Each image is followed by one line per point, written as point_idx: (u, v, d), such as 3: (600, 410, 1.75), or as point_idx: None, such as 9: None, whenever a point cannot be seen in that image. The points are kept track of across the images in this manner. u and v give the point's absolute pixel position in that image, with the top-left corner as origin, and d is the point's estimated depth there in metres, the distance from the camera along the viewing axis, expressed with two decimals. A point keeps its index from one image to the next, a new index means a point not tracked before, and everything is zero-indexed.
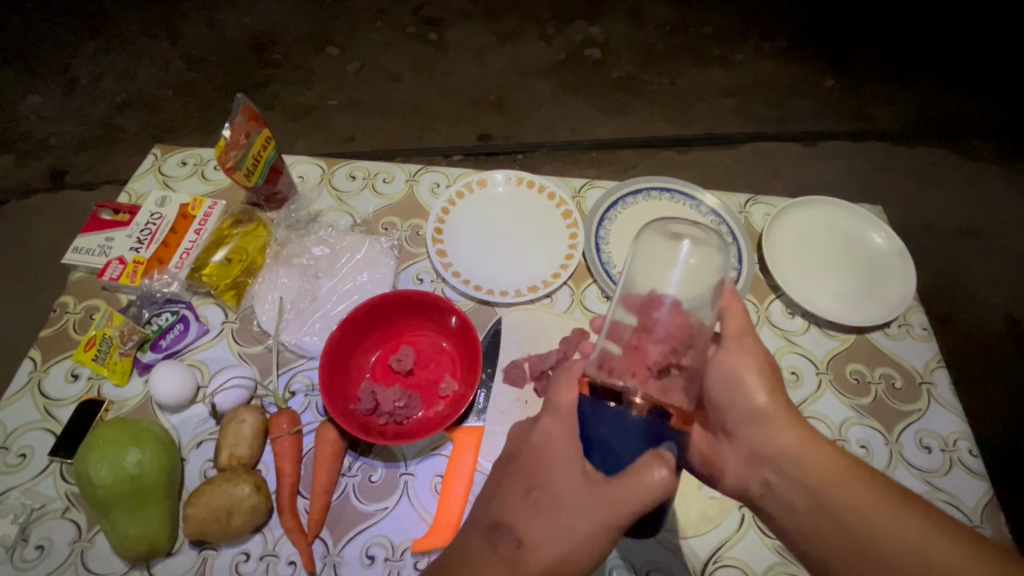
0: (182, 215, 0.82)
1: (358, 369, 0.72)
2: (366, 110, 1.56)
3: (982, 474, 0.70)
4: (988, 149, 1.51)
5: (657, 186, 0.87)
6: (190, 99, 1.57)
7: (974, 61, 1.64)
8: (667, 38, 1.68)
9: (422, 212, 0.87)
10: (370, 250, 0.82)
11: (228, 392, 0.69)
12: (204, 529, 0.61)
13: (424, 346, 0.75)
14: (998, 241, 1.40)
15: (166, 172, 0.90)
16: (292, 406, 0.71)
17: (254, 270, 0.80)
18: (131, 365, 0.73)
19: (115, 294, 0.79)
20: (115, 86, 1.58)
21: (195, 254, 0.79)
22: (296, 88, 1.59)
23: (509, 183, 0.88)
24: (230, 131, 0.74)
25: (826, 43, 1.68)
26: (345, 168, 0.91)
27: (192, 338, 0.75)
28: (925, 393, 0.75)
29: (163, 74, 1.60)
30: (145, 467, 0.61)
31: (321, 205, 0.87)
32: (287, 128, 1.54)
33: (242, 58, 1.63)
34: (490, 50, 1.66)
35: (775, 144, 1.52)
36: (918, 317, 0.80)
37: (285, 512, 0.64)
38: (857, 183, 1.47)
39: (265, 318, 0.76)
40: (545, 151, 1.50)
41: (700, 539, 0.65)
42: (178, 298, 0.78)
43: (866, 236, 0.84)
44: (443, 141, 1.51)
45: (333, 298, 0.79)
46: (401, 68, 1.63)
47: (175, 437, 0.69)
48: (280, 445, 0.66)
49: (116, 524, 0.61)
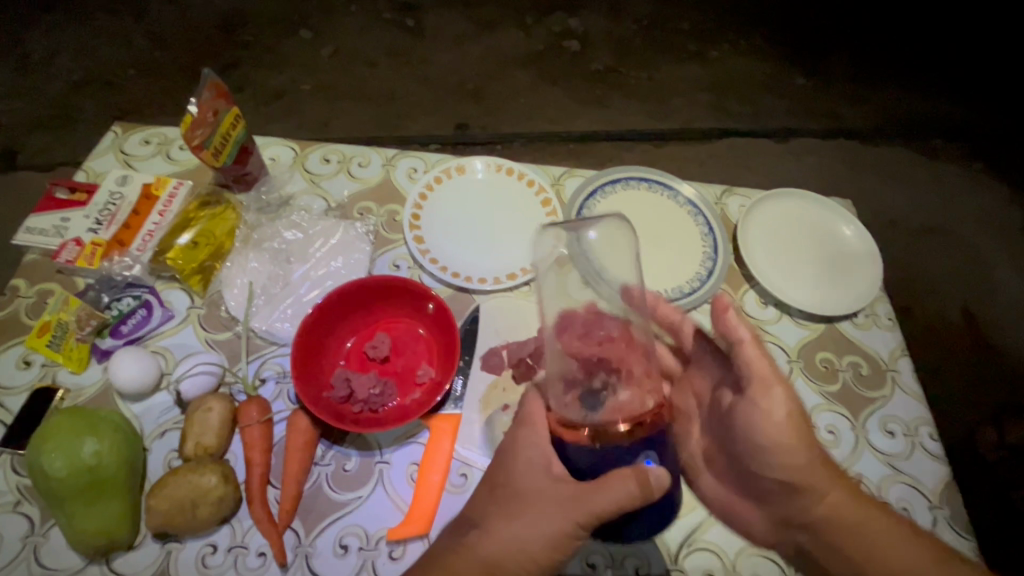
0: (144, 196, 0.78)
1: (332, 356, 0.71)
2: (341, 96, 1.52)
3: (941, 457, 0.73)
4: (950, 149, 1.57)
5: (636, 175, 0.88)
6: (154, 78, 1.50)
7: (940, 64, 1.69)
8: (646, 32, 1.69)
9: (399, 197, 0.85)
10: (345, 235, 0.80)
11: (194, 378, 0.66)
12: (169, 521, 0.59)
13: (401, 333, 0.73)
14: (957, 238, 1.46)
15: (128, 152, 0.86)
16: (262, 394, 0.69)
17: (222, 254, 0.77)
18: (89, 352, 0.69)
19: (71, 278, 0.75)
20: (72, 63, 1.50)
21: (159, 236, 0.76)
22: (267, 71, 1.54)
23: (488, 170, 0.87)
24: (197, 106, 0.70)
25: (800, 43, 1.71)
26: (318, 151, 0.88)
27: (156, 324, 0.72)
28: (890, 379, 0.77)
29: (125, 51, 1.52)
30: (104, 458, 0.58)
31: (293, 188, 0.84)
32: (258, 112, 1.48)
33: (210, 38, 1.57)
34: (468, 38, 1.63)
35: (749, 140, 1.55)
36: (884, 307, 0.83)
37: (255, 502, 0.62)
38: (827, 180, 1.50)
39: (234, 303, 0.74)
40: (524, 142, 1.48)
41: (675, 523, 0.65)
42: (140, 282, 0.75)
43: (837, 229, 0.87)
44: (421, 129, 1.49)
45: (306, 283, 0.76)
46: (378, 53, 1.59)
47: (137, 426, 0.66)
48: (250, 434, 0.64)
49: (72, 517, 0.58)
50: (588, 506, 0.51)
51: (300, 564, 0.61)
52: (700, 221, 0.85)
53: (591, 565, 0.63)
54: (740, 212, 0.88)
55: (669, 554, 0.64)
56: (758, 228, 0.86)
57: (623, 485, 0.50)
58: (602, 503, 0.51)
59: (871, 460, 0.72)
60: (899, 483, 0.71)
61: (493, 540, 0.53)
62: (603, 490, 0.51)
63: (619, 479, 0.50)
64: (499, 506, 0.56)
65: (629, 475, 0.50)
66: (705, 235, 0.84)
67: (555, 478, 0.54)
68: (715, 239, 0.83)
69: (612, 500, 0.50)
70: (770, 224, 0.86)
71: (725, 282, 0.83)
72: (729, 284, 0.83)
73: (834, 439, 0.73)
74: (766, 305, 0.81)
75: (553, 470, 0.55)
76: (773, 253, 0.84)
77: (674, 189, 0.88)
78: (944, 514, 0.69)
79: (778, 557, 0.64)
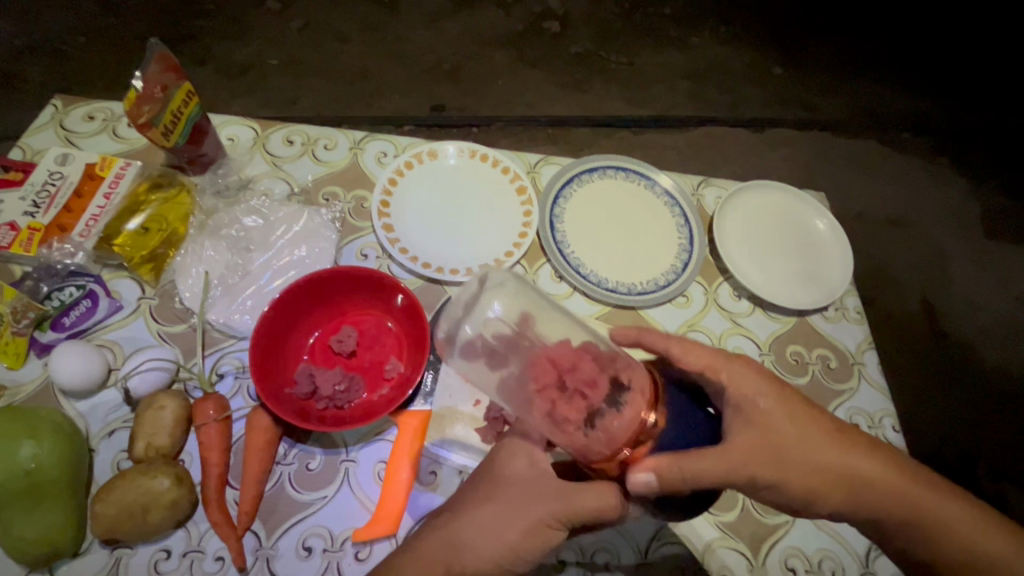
0: (88, 176, 0.73)
1: (295, 350, 0.67)
2: (310, 73, 1.45)
3: (903, 448, 0.74)
4: (916, 142, 1.60)
5: (613, 164, 0.86)
6: (106, 48, 1.39)
7: (909, 58, 1.72)
8: (625, 16, 1.66)
9: (367, 182, 0.81)
10: (310, 222, 0.76)
11: (145, 375, 0.62)
12: (116, 527, 0.55)
13: (369, 326, 0.71)
14: (921, 230, 1.49)
15: (70, 128, 0.79)
16: (219, 390, 0.65)
17: (175, 241, 0.72)
18: (27, 346, 0.64)
19: (7, 265, 0.69)
20: (13, 28, 1.38)
21: (105, 220, 0.70)
22: (230, 43, 1.45)
23: (461, 156, 0.84)
24: (143, 81, 0.65)
25: (777, 32, 1.71)
26: (282, 131, 0.83)
27: (102, 315, 0.67)
28: (857, 372, 0.79)
29: (72, 17, 1.41)
30: (44, 461, 0.55)
31: (254, 171, 0.80)
32: (219, 88, 1.40)
33: (167, 6, 1.47)
34: (444, 15, 1.57)
35: (726, 129, 1.54)
36: (853, 301, 0.84)
37: (212, 505, 0.59)
38: (800, 170, 1.52)
39: (188, 294, 0.69)
40: (500, 126, 1.44)
41: (645, 520, 0.64)
42: (84, 271, 0.69)
43: (810, 222, 0.87)
44: (394, 111, 1.43)
45: (267, 273, 0.72)
46: (348, 28, 1.52)
47: (82, 426, 0.62)
48: (206, 434, 0.61)
49: (8, 524, 0.54)
50: (574, 507, 0.50)
51: (260, 568, 0.58)
52: (676, 213, 0.84)
53: (562, 562, 0.62)
54: (715, 204, 0.87)
55: (639, 550, 0.63)
56: (734, 220, 0.85)
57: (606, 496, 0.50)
58: (587, 507, 0.50)
59: None
60: None
61: (473, 532, 0.51)
62: (587, 494, 0.50)
63: (599, 491, 0.50)
64: (472, 493, 0.54)
65: (612, 489, 0.50)
66: (679, 227, 0.83)
67: (536, 471, 0.53)
68: (691, 232, 0.83)
69: (598, 508, 0.50)
70: (745, 217, 0.86)
71: (700, 274, 0.82)
72: (704, 277, 0.82)
73: None
74: (740, 298, 0.81)
75: (535, 464, 0.54)
76: (748, 247, 0.84)
77: (651, 179, 0.86)
78: None
79: (745, 548, 0.65)
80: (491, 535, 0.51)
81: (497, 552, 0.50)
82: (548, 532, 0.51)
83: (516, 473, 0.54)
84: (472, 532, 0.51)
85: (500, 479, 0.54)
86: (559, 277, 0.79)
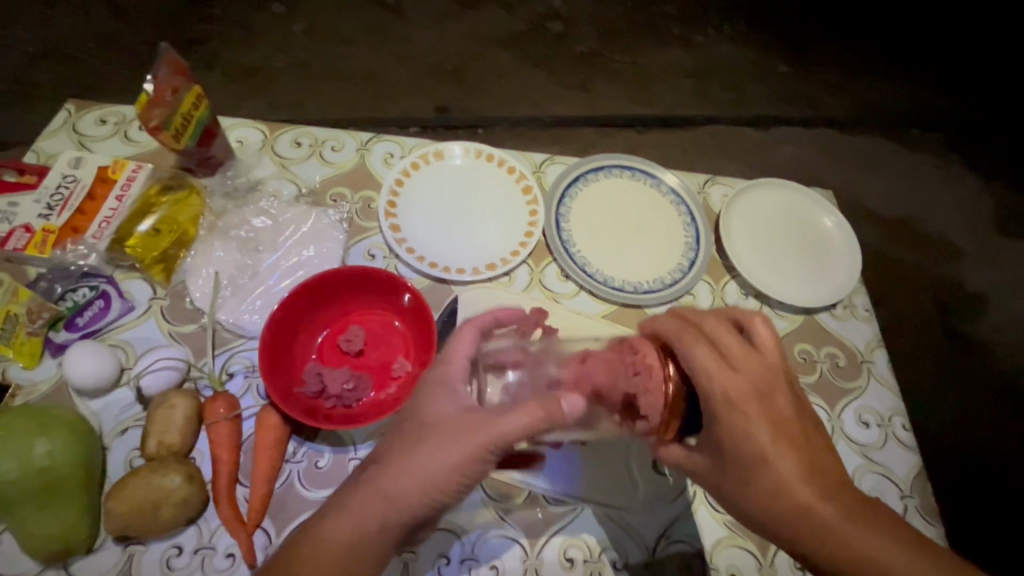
0: (100, 179, 0.74)
1: (303, 350, 0.68)
2: (317, 75, 1.46)
3: (913, 447, 0.74)
4: (925, 139, 1.58)
5: (618, 163, 0.86)
6: (117, 53, 1.41)
7: (918, 54, 1.70)
8: (630, 15, 1.66)
9: (374, 183, 0.82)
10: (318, 223, 0.77)
11: (156, 374, 0.63)
12: (128, 524, 0.56)
13: (376, 325, 0.71)
14: (930, 227, 1.48)
15: (83, 131, 0.81)
16: (230, 388, 0.66)
17: (185, 242, 0.73)
18: (41, 346, 0.66)
19: (21, 266, 0.70)
20: (27, 35, 1.40)
21: (117, 222, 0.71)
22: (239, 46, 1.47)
23: (467, 156, 0.84)
24: (153, 83, 0.66)
25: (784, 30, 1.70)
26: (289, 133, 0.84)
27: (115, 315, 0.68)
28: (866, 371, 0.78)
29: (85, 23, 1.43)
30: (59, 459, 0.56)
31: (262, 172, 0.81)
32: (228, 91, 1.42)
33: (176, 11, 1.49)
34: (450, 17, 1.58)
35: (732, 127, 1.53)
36: (861, 299, 0.84)
37: (223, 502, 0.59)
38: (808, 168, 1.51)
39: (199, 295, 0.70)
40: (505, 127, 1.44)
41: (652, 518, 0.64)
42: (97, 272, 0.71)
43: (818, 220, 0.87)
44: (400, 112, 1.44)
45: (276, 273, 0.73)
46: (354, 30, 1.53)
47: (95, 424, 0.63)
48: (216, 432, 0.62)
49: (25, 520, 0.55)
50: (499, 433, 0.47)
51: None
52: (682, 212, 0.84)
53: (569, 560, 0.62)
54: (722, 202, 0.87)
55: (646, 547, 0.63)
56: (741, 218, 0.85)
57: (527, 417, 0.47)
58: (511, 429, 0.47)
59: (846, 450, 0.72)
60: (872, 474, 0.71)
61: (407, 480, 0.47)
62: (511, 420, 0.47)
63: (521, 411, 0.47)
64: (400, 440, 0.50)
65: (535, 407, 0.47)
66: (685, 225, 0.83)
67: (463, 410, 0.49)
68: (697, 230, 0.82)
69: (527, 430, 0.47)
70: (752, 215, 0.86)
71: (706, 273, 0.82)
72: (710, 275, 0.82)
73: None
74: (747, 296, 0.81)
75: (462, 403, 0.50)
76: (756, 245, 0.83)
77: (657, 178, 0.86)
78: (915, 502, 0.70)
79: (753, 546, 0.64)
80: (418, 476, 0.47)
81: (427, 492, 0.47)
82: (477, 466, 0.48)
83: (442, 414, 0.49)
84: (400, 479, 0.47)
85: (425, 422, 0.49)
86: (565, 276, 0.79)
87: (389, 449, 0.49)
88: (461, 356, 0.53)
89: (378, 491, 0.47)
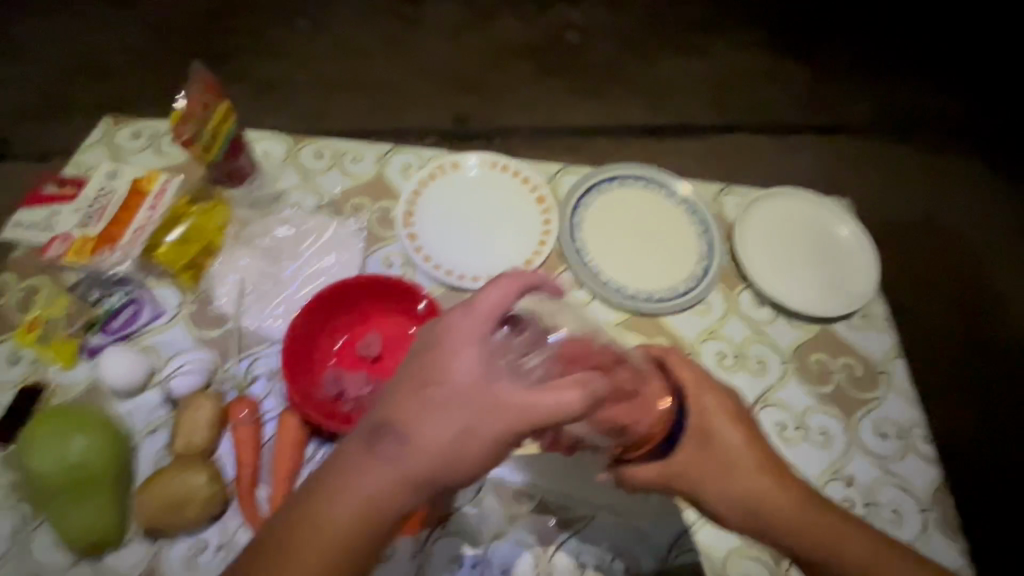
0: (134, 189, 0.76)
1: (323, 354, 0.70)
2: (339, 88, 1.50)
3: (933, 459, 0.72)
4: (949, 145, 1.56)
5: (632, 173, 0.87)
6: (150, 69, 1.48)
7: (941, 59, 1.68)
8: (647, 25, 1.67)
9: (392, 193, 0.84)
10: (338, 233, 0.80)
11: (184, 375, 0.66)
12: (158, 518, 0.58)
13: (393, 331, 0.73)
14: (955, 235, 1.45)
15: (118, 145, 0.85)
16: (253, 391, 0.69)
17: (212, 250, 0.76)
18: (78, 349, 0.69)
19: (60, 273, 0.73)
20: (67, 52, 1.48)
21: (150, 230, 0.73)
22: (265, 61, 1.52)
23: (483, 166, 0.86)
24: (185, 101, 0.71)
25: (803, 38, 1.69)
26: (312, 145, 0.87)
27: (145, 320, 0.72)
28: (884, 381, 0.77)
29: (121, 41, 1.50)
30: (94, 456, 0.58)
31: (285, 183, 0.83)
32: (254, 104, 1.47)
33: (206, 28, 1.55)
34: (468, 29, 1.61)
35: (748, 136, 1.53)
36: (881, 308, 0.82)
37: (245, 500, 0.62)
38: (826, 176, 1.49)
39: (225, 300, 0.74)
40: (523, 137, 1.47)
41: (664, 525, 0.65)
42: (130, 278, 0.74)
43: (833, 229, 0.86)
44: (419, 123, 1.47)
45: (297, 280, 0.76)
46: (376, 44, 1.57)
47: (128, 424, 0.66)
48: (240, 432, 0.64)
49: (62, 513, 0.57)
50: (529, 405, 0.45)
51: None
52: (695, 220, 0.85)
53: (580, 565, 0.63)
54: (737, 210, 0.87)
55: (657, 552, 0.64)
56: (755, 227, 0.85)
57: (566, 394, 0.46)
58: (545, 404, 0.45)
59: (862, 462, 0.71)
60: (889, 485, 0.70)
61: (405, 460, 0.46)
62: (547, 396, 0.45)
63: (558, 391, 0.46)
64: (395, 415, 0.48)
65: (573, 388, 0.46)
66: (698, 234, 0.84)
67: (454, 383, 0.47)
68: (711, 238, 0.83)
69: (558, 409, 0.45)
70: (765, 223, 0.86)
71: (720, 281, 0.81)
72: (725, 284, 0.82)
73: (825, 441, 0.72)
74: (761, 305, 0.81)
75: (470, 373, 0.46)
76: (770, 255, 0.83)
77: (671, 187, 0.87)
78: (934, 516, 0.69)
79: (766, 556, 0.64)
80: (397, 467, 0.46)
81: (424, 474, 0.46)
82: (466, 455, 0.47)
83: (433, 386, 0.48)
84: (407, 478, 0.46)
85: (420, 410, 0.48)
86: (579, 284, 0.80)
87: (380, 423, 0.48)
88: (490, 314, 0.48)
89: (383, 489, 0.46)
